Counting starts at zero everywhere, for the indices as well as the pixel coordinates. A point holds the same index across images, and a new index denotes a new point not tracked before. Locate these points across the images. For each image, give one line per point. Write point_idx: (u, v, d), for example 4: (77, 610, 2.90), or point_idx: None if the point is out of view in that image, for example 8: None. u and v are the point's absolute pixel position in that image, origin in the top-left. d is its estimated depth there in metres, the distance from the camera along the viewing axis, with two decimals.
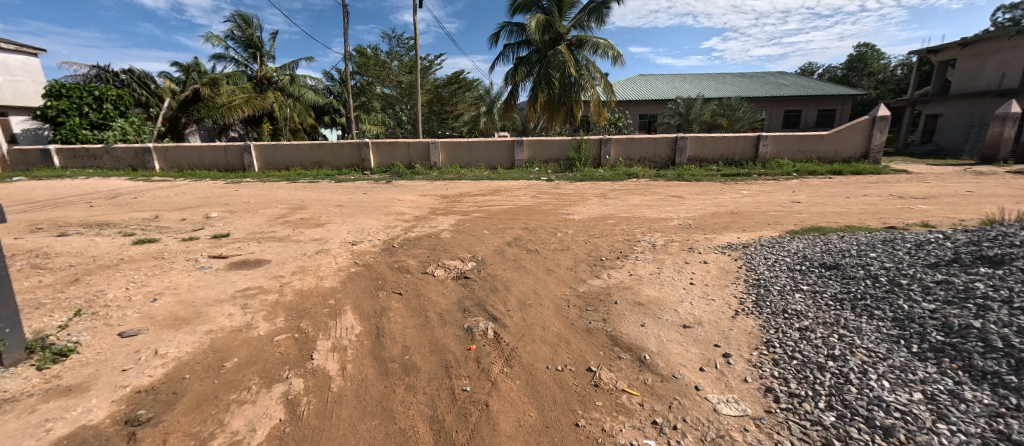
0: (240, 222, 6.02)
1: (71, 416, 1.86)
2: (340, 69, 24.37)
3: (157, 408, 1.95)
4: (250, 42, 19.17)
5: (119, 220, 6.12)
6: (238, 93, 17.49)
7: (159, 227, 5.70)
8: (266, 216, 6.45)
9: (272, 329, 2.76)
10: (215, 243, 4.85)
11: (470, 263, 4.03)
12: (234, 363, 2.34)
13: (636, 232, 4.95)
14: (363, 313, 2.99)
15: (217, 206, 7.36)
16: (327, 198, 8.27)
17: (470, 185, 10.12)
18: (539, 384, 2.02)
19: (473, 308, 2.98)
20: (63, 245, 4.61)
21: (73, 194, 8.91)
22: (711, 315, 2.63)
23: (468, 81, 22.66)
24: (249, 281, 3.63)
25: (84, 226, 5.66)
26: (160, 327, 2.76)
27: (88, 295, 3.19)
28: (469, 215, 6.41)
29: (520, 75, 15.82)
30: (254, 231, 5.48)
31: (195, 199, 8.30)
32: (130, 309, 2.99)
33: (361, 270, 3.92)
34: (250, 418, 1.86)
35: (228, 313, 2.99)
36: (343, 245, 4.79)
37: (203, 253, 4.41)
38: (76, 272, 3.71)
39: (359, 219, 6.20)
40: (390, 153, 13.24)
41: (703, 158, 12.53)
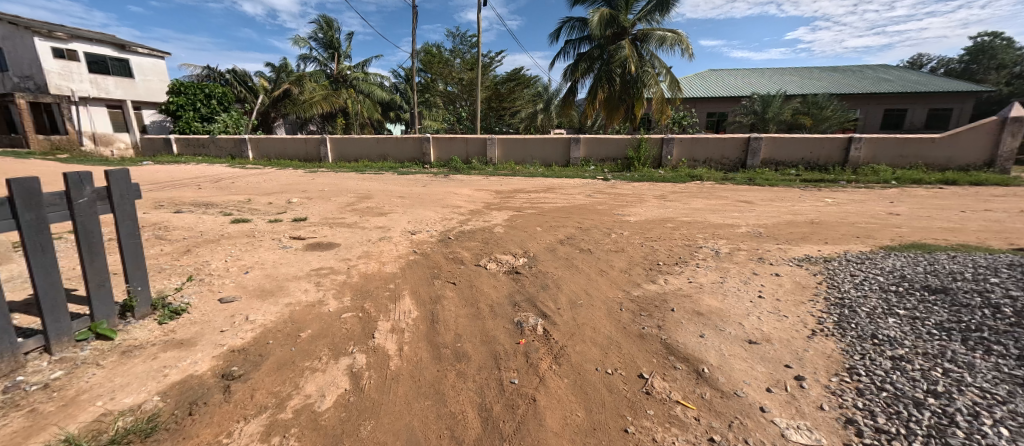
0: (315, 208, 6.62)
1: (183, 365, 2.21)
2: (407, 68, 25.72)
3: (246, 366, 2.23)
4: (331, 43, 20.92)
5: (220, 201, 7.04)
6: (318, 90, 19.14)
7: (250, 209, 6.46)
8: (337, 203, 7.03)
9: (340, 306, 3.02)
10: (295, 226, 5.39)
11: (522, 259, 4.07)
12: (309, 334, 2.60)
13: (697, 238, 4.65)
14: (420, 299, 3.16)
15: (297, 193, 8.15)
16: (391, 189, 8.80)
17: (525, 182, 10.18)
18: (587, 384, 2.00)
19: (524, 303, 3.01)
20: (178, 220, 5.41)
21: (186, 177, 10.39)
22: (783, 332, 2.41)
23: (527, 77, 22.72)
24: (323, 261, 4.00)
25: (193, 206, 6.59)
26: (250, 296, 3.15)
27: (196, 265, 3.72)
28: (523, 212, 6.47)
29: (580, 72, 15.54)
30: (327, 217, 6.01)
31: (279, 185, 9.27)
32: (227, 279, 3.45)
33: (419, 258, 4.14)
34: (321, 385, 2.06)
35: (304, 289, 3.33)
36: (403, 234, 5.08)
37: (285, 234, 4.93)
38: (188, 244, 4.35)
39: (419, 210, 6.53)
40: (449, 148, 13.74)
41: (780, 161, 11.41)
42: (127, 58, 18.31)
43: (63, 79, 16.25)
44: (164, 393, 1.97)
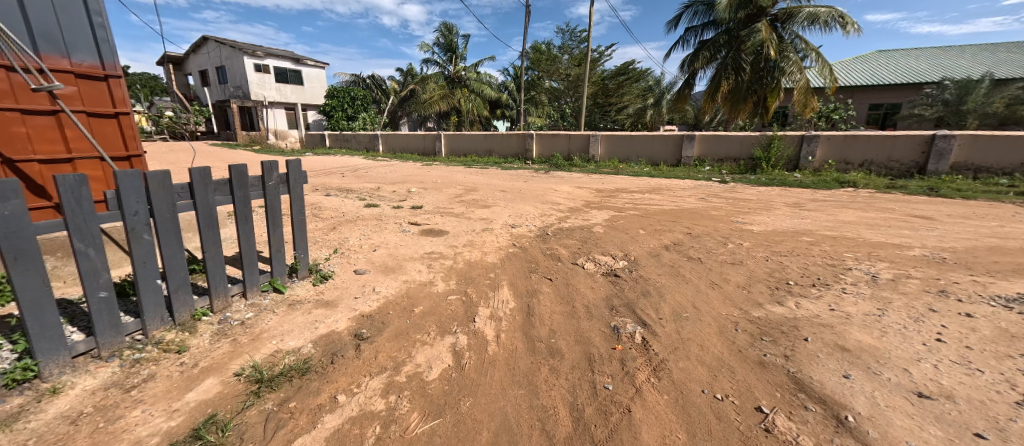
0: (429, 198, 7.35)
1: (328, 321, 2.70)
2: (517, 67, 26.64)
3: (371, 330, 2.62)
4: (450, 47, 22.81)
5: (357, 188, 8.33)
6: (437, 90, 21.09)
7: (379, 196, 7.49)
8: (448, 195, 7.67)
9: (447, 288, 3.32)
10: (412, 212, 6.08)
11: (622, 261, 3.91)
12: (421, 310, 2.92)
13: (845, 258, 3.85)
14: (518, 291, 3.28)
15: (415, 183, 9.16)
16: (494, 183, 9.28)
17: (629, 181, 9.68)
18: (691, 406, 1.83)
19: (622, 308, 2.90)
20: (328, 202, 6.56)
21: (334, 167, 12.54)
22: (973, 391, 1.85)
23: (638, 71, 21.49)
24: (434, 246, 4.43)
25: (339, 190, 7.94)
26: (376, 271, 3.66)
27: (339, 240, 4.48)
28: (625, 212, 6.19)
29: (701, 62, 14.06)
30: (439, 206, 6.63)
31: (401, 176, 10.53)
32: (361, 254, 4.07)
33: (518, 252, 4.30)
34: (429, 357, 2.31)
35: (418, 269, 3.75)
36: (504, 227, 5.32)
37: (404, 219, 5.60)
38: (334, 222, 5.26)
39: (520, 205, 6.75)
40: (551, 145, 13.85)
41: (984, 166, 8.65)
42: (300, 69, 22.98)
43: (259, 88, 20.96)
44: (315, 342, 2.43)
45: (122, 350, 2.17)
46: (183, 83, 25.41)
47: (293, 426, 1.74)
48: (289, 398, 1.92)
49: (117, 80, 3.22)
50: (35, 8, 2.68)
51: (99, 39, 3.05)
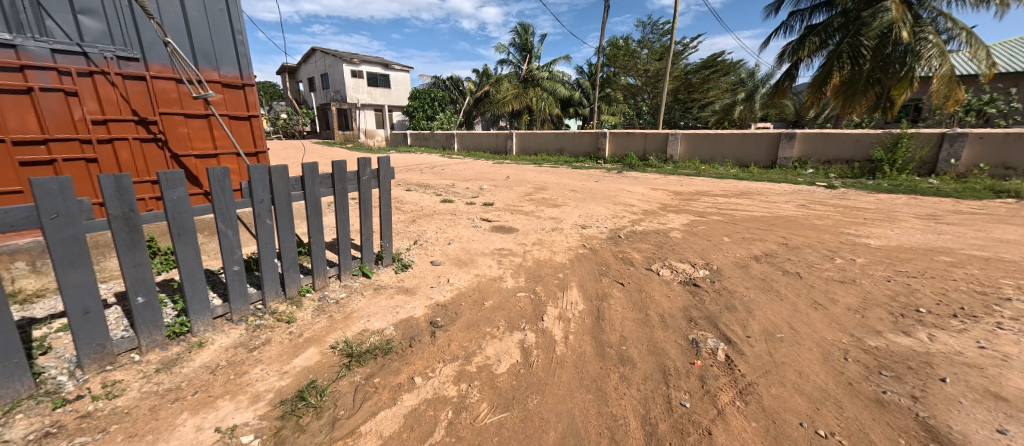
0: (500, 195, 7.53)
1: (407, 307, 2.91)
2: (592, 64, 26.04)
3: (445, 319, 2.76)
4: (525, 46, 23.09)
5: (434, 184, 8.84)
6: (511, 90, 21.53)
7: (453, 192, 7.87)
8: (518, 193, 7.78)
9: (516, 285, 3.38)
10: (484, 209, 6.28)
11: (702, 270, 3.61)
12: (491, 304, 3.01)
13: (1001, 285, 3.10)
14: (587, 293, 3.21)
15: (487, 180, 9.45)
16: (564, 182, 9.19)
17: (711, 184, 8.91)
18: (784, 438, 1.63)
19: (702, 321, 2.68)
20: (408, 196, 7.07)
21: (413, 163, 13.47)
22: None
23: (728, 63, 19.65)
24: (504, 243, 4.53)
25: (418, 186, 8.51)
26: (450, 263, 3.86)
27: (418, 232, 4.81)
28: (707, 217, 5.71)
29: (807, 50, 12.40)
30: (509, 203, 6.75)
31: (474, 173, 10.94)
32: (437, 246, 4.32)
33: (588, 253, 4.21)
34: (498, 351, 2.37)
35: (489, 264, 3.86)
36: (574, 227, 5.25)
37: (477, 215, 5.81)
38: (413, 215, 5.64)
39: (590, 205, 6.60)
40: (625, 144, 13.29)
41: None
42: (389, 74, 25.14)
43: (353, 91, 23.41)
44: (396, 325, 2.64)
45: (247, 315, 2.58)
46: (294, 89, 29.27)
47: (377, 400, 1.91)
48: (374, 374, 2.11)
49: (251, 88, 3.80)
50: (196, 31, 3.34)
51: (239, 54, 3.64)
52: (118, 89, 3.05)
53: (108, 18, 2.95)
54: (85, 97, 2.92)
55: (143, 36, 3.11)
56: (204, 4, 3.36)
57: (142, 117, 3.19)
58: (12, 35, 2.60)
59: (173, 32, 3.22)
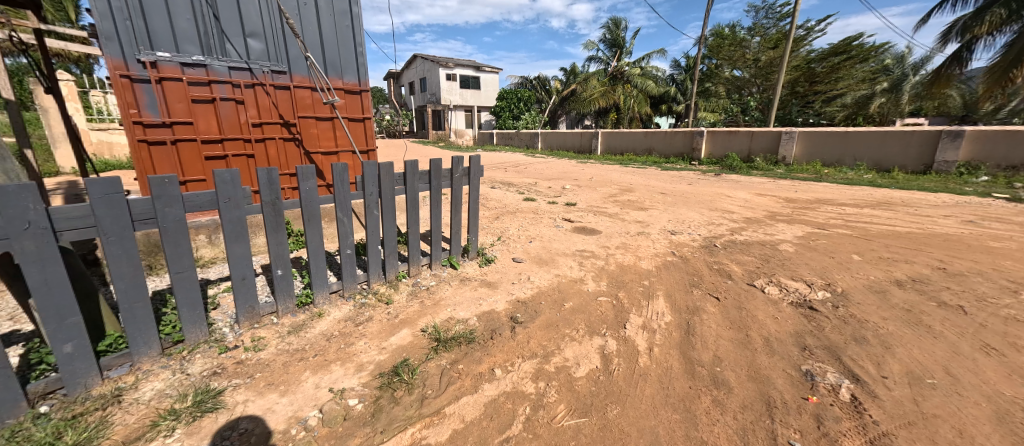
0: (583, 195, 7.38)
1: (490, 301, 3.02)
2: (690, 57, 24.06)
3: (525, 316, 2.80)
4: (616, 42, 22.26)
5: (517, 182, 9.03)
6: (598, 87, 20.97)
7: (536, 190, 7.94)
8: (602, 193, 7.55)
9: (597, 289, 3.28)
10: (566, 209, 6.21)
11: (821, 291, 3.10)
12: (570, 306, 2.97)
13: None
14: (675, 304, 2.98)
15: (570, 180, 9.34)
16: (653, 184, 8.65)
17: (837, 191, 7.58)
18: None
19: (819, 351, 2.30)
20: (493, 194, 7.34)
21: (499, 162, 13.94)
22: None
23: (866, 47, 16.52)
24: (586, 245, 4.43)
25: (502, 184, 8.77)
26: (531, 261, 3.90)
27: (501, 229, 4.96)
28: (828, 230, 4.88)
29: (988, 25, 9.84)
30: (592, 204, 6.58)
31: (557, 172, 10.91)
32: (519, 244, 4.41)
33: (678, 261, 3.90)
34: (577, 354, 2.33)
35: (570, 265, 3.82)
36: (662, 232, 4.91)
37: (559, 215, 5.78)
38: (497, 212, 5.83)
39: (682, 210, 6.11)
40: (726, 143, 12.02)
41: None
42: (480, 75, 26.36)
43: (447, 93, 25.08)
44: (478, 317, 2.77)
45: (355, 293, 2.95)
46: (397, 93, 32.42)
47: (460, 385, 2.03)
48: (458, 360, 2.24)
49: (367, 93, 4.29)
50: (328, 45, 3.90)
51: (359, 63, 4.14)
52: (270, 97, 3.70)
53: (267, 39, 3.59)
54: (247, 104, 3.59)
55: (290, 52, 3.73)
56: (335, 21, 3.88)
57: (286, 120, 3.83)
58: (205, 57, 3.34)
59: (311, 47, 3.80)
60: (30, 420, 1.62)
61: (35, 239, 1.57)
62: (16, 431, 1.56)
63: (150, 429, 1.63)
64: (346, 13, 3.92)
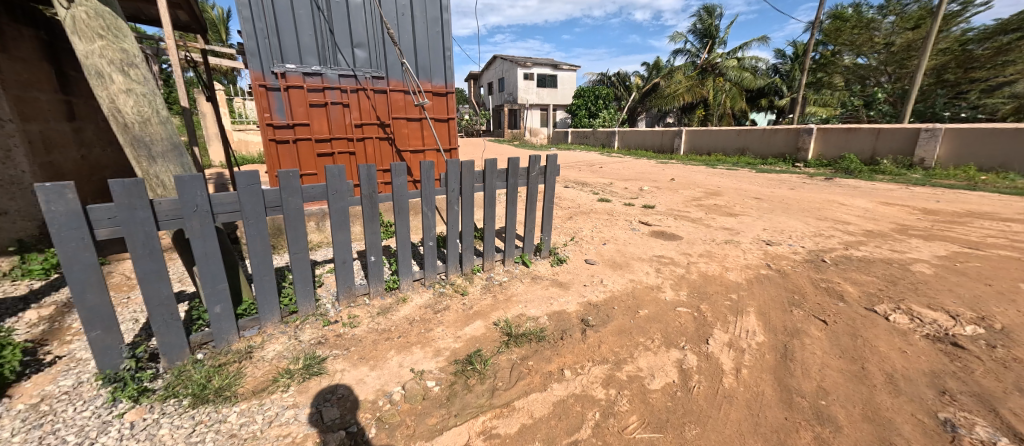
0: (663, 198, 6.95)
1: (561, 300, 3.02)
2: (799, 44, 21.20)
3: (596, 320, 2.73)
4: (708, 32, 20.46)
5: (592, 182, 8.82)
6: (684, 82, 19.49)
7: (611, 191, 7.68)
8: (684, 196, 7.03)
9: (677, 298, 3.07)
10: (643, 211, 5.91)
11: (970, 325, 2.52)
12: (645, 314, 2.83)
13: None
14: (769, 323, 2.66)
15: (649, 181, 8.85)
16: (745, 188, 7.83)
17: (998, 202, 6.10)
18: None
19: (965, 398, 1.88)
20: (566, 193, 7.27)
21: (573, 161, 13.76)
22: None
23: None
24: (665, 251, 4.17)
25: (576, 183, 8.64)
26: (604, 264, 3.79)
27: (574, 229, 4.90)
28: (984, 250, 3.96)
29: None
30: (673, 208, 6.17)
31: (634, 172, 10.42)
32: (592, 245, 4.31)
33: (773, 275, 3.48)
34: (652, 365, 2.21)
35: (646, 271, 3.63)
36: (755, 242, 4.42)
37: (635, 218, 5.53)
38: (570, 212, 5.77)
39: (781, 218, 5.44)
40: (842, 143, 10.38)
41: None
42: (557, 74, 26.26)
43: (524, 92, 25.43)
44: (549, 316, 2.78)
45: (435, 282, 3.16)
46: (477, 93, 33.83)
47: (530, 382, 2.06)
48: (528, 356, 2.28)
49: (452, 94, 4.55)
50: (421, 51, 4.22)
51: (446, 66, 4.40)
52: (370, 101, 4.11)
53: (370, 48, 4.01)
54: (351, 107, 4.04)
55: (388, 58, 4.10)
56: (427, 28, 4.19)
57: (382, 121, 4.23)
58: (322, 67, 3.83)
59: (406, 53, 4.13)
60: (191, 363, 2.03)
61: (200, 219, 1.95)
62: (182, 371, 1.96)
63: (272, 383, 1.94)
64: (437, 19, 4.22)
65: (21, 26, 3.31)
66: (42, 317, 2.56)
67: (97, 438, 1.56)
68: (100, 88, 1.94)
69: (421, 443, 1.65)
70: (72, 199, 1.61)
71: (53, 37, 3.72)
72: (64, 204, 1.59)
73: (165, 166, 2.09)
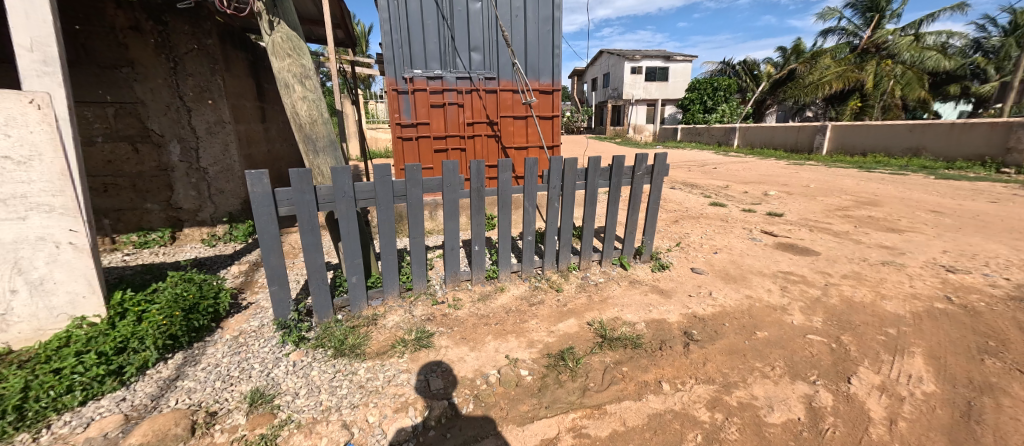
0: (794, 205, 5.95)
1: (661, 309, 2.82)
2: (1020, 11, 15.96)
3: (702, 334, 2.49)
4: (874, 4, 16.60)
5: (703, 184, 7.99)
6: (833, 68, 16.24)
7: (727, 195, 6.85)
8: (824, 205, 5.91)
9: (808, 324, 2.61)
10: (768, 220, 5.15)
11: None
12: (764, 336, 2.48)
13: None
14: (943, 371, 2.09)
15: (776, 185, 7.66)
16: (916, 198, 6.22)
17: None
18: None
19: None
20: (673, 195, 6.73)
21: (682, 160, 12.63)
22: None
23: None
24: (794, 266, 3.58)
25: (684, 184, 7.93)
26: (715, 275, 3.42)
27: (679, 234, 4.53)
28: None
29: None
30: (809, 217, 5.23)
31: (757, 175, 9.12)
32: (700, 253, 3.92)
33: (954, 311, 2.71)
34: (770, 396, 1.93)
35: (768, 288, 3.16)
36: (928, 266, 3.50)
37: (757, 226, 4.85)
38: (676, 216, 5.34)
39: (971, 239, 4.20)
40: None
41: None
42: (669, 66, 24.37)
43: (631, 87, 24.16)
44: (647, 323, 2.62)
45: (531, 276, 3.24)
46: (580, 90, 33.36)
47: (623, 388, 1.98)
48: (622, 362, 2.20)
49: (558, 92, 4.60)
50: (530, 51, 4.35)
51: (554, 64, 4.47)
52: (482, 100, 4.40)
53: (484, 51, 4.28)
54: (465, 107, 4.37)
55: (500, 60, 4.33)
56: (538, 28, 4.30)
57: (491, 119, 4.48)
58: (442, 71, 4.22)
59: (517, 54, 4.31)
60: (334, 322, 2.46)
61: (347, 204, 2.35)
62: (328, 327, 2.40)
63: (391, 348, 2.24)
64: (548, 19, 4.30)
65: (238, 51, 4.38)
66: (241, 271, 3.38)
67: (273, 369, 2.02)
68: (287, 96, 2.46)
69: (513, 427, 1.73)
70: (266, 183, 2.07)
71: (256, 57, 4.84)
72: (261, 187, 2.06)
73: (324, 159, 2.57)
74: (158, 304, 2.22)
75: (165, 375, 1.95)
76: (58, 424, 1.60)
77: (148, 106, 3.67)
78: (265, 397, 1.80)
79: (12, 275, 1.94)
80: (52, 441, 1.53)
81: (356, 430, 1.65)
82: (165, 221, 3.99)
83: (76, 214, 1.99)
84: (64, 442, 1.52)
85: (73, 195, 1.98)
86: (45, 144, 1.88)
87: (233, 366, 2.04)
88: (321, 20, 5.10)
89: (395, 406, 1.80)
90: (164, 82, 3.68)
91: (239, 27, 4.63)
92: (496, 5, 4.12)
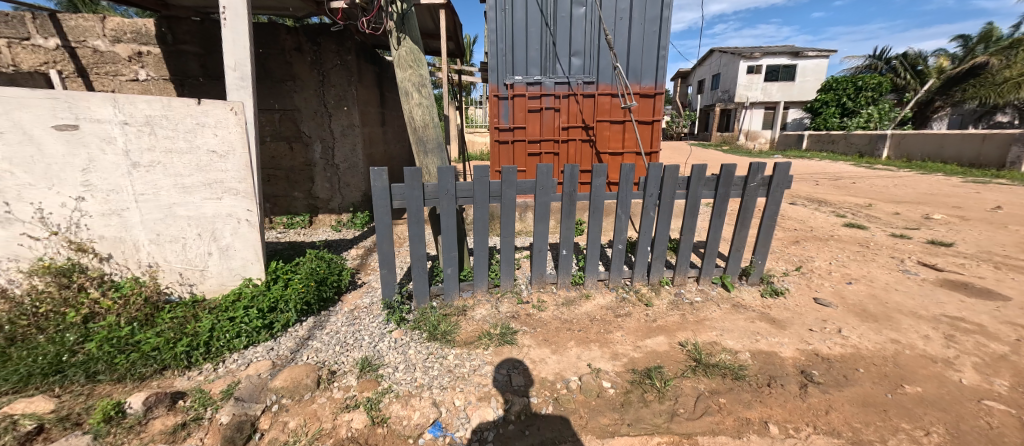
0: (972, 234, 4.66)
1: (772, 340, 2.46)
2: None
3: (825, 377, 2.11)
4: None
5: (836, 201, 6.76)
6: None
7: (870, 215, 5.68)
8: (1020, 236, 4.52)
9: (984, 386, 2.03)
10: (929, 249, 4.14)
11: None
12: (915, 392, 2.00)
13: None
14: None
15: (943, 207, 6.11)
16: None
17: None
18: None
19: None
20: (793, 211, 5.82)
21: (807, 172, 10.87)
22: None
23: None
24: (966, 311, 2.81)
25: (810, 200, 6.80)
26: (847, 310, 2.87)
27: (800, 257, 3.90)
28: None
29: None
30: (995, 251, 4.06)
31: (914, 193, 7.39)
32: (828, 282, 3.33)
33: None
34: None
35: (925, 334, 2.54)
36: None
37: (911, 256, 3.94)
38: (797, 236, 4.62)
39: None
40: None
41: None
42: (797, 63, 21.23)
43: (746, 89, 21.56)
44: (753, 354, 2.32)
45: (619, 286, 3.12)
46: (685, 94, 30.98)
47: (719, 421, 1.79)
48: (719, 392, 1.98)
49: (661, 95, 4.36)
50: (633, 53, 4.21)
51: (659, 66, 4.23)
52: (579, 104, 4.38)
53: (585, 55, 4.27)
54: (562, 111, 4.40)
55: (601, 64, 4.26)
56: (644, 29, 4.13)
57: (587, 124, 4.44)
58: (542, 77, 4.31)
59: (619, 58, 4.20)
60: (430, 308, 2.69)
61: (448, 200, 2.55)
62: (425, 311, 2.64)
63: (478, 339, 2.37)
64: (655, 19, 4.10)
65: (370, 64, 5.08)
66: (358, 254, 3.91)
67: (379, 342, 2.30)
68: (406, 103, 2.78)
69: (593, 438, 1.69)
70: (384, 179, 2.36)
71: (382, 69, 5.54)
72: (380, 182, 2.35)
73: (432, 159, 2.82)
74: (299, 274, 2.70)
75: (300, 334, 2.36)
76: (229, 360, 2.06)
77: (302, 112, 4.47)
78: (372, 365, 2.05)
79: (210, 241, 2.53)
80: (226, 373, 1.97)
81: (443, 410, 1.78)
82: (306, 207, 4.81)
83: (252, 198, 2.52)
84: (233, 376, 1.94)
85: (252, 183, 2.51)
86: (237, 142, 2.42)
87: (349, 334, 2.37)
88: (436, 33, 5.64)
89: (479, 394, 1.90)
90: (314, 93, 4.45)
91: (371, 44, 5.36)
92: (601, 8, 4.07)
